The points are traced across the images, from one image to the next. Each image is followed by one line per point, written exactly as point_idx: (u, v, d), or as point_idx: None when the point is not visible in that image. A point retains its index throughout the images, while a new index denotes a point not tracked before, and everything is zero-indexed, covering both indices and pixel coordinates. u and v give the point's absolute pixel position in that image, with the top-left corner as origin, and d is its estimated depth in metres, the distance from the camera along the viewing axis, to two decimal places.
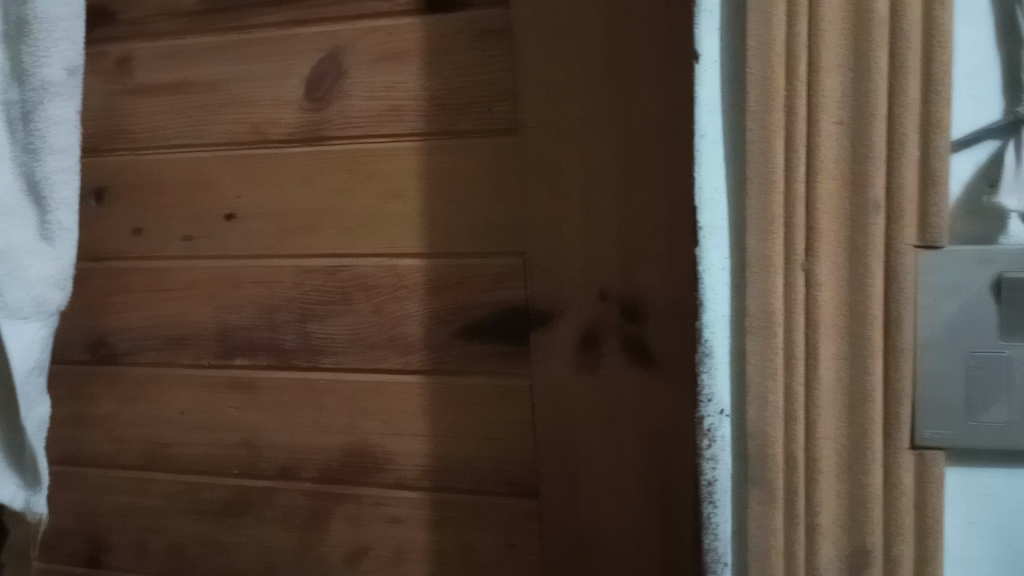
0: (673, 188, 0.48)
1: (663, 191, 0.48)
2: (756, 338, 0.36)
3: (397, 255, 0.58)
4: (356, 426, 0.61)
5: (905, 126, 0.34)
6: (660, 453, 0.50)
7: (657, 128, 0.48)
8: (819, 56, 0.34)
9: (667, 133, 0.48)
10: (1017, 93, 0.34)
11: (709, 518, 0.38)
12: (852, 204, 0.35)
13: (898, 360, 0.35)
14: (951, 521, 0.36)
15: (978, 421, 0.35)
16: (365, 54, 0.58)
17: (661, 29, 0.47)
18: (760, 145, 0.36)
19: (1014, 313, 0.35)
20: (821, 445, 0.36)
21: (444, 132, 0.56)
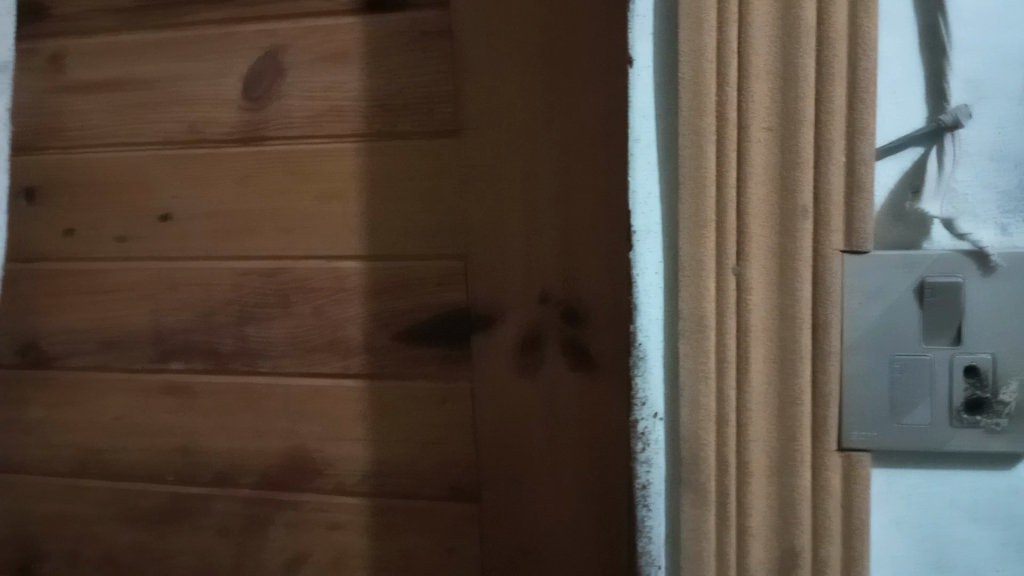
0: (612, 193, 0.48)
1: (602, 195, 0.48)
2: (689, 342, 0.37)
3: (336, 257, 0.58)
4: (295, 431, 0.60)
5: (832, 132, 0.35)
6: (599, 455, 0.50)
7: (598, 133, 0.48)
8: (748, 63, 0.35)
9: (609, 137, 0.48)
10: (940, 101, 0.35)
11: (643, 522, 0.39)
12: (781, 208, 0.35)
13: (825, 363, 0.35)
14: (877, 522, 0.37)
15: (903, 424, 0.36)
16: (305, 53, 0.57)
17: (601, 32, 0.47)
18: (692, 150, 0.36)
19: (936, 318, 0.35)
20: (753, 448, 0.36)
21: (385, 134, 0.55)
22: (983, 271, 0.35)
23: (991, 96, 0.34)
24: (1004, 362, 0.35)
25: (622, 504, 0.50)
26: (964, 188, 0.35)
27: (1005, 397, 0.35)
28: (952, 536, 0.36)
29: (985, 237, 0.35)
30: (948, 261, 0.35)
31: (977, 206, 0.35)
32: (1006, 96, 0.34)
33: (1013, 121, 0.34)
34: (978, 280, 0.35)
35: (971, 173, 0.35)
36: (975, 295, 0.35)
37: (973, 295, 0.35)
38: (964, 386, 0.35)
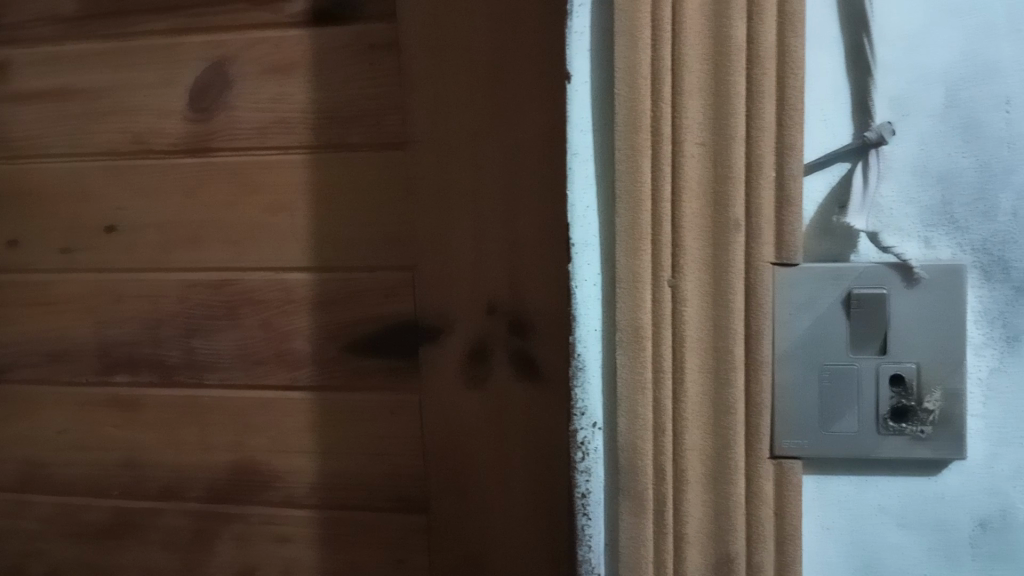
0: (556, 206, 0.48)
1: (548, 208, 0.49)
2: (626, 352, 0.37)
3: (283, 269, 0.58)
4: (243, 443, 0.59)
5: (762, 148, 0.36)
6: (545, 466, 0.50)
7: (540, 148, 0.48)
8: (682, 79, 0.36)
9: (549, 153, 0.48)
10: (865, 118, 0.36)
11: (583, 530, 0.39)
12: (715, 222, 0.36)
13: (757, 373, 0.36)
14: (808, 527, 0.37)
15: (834, 432, 0.37)
16: (253, 64, 0.57)
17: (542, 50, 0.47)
18: (627, 164, 0.37)
19: (863, 329, 0.36)
20: (689, 456, 0.37)
21: (334, 145, 0.56)
22: (907, 283, 0.36)
23: (914, 113, 0.35)
24: (929, 371, 0.36)
25: (566, 514, 0.50)
26: (889, 203, 0.36)
27: (930, 405, 0.36)
28: (881, 542, 0.37)
29: (909, 250, 0.36)
30: (874, 274, 0.36)
31: (902, 220, 0.36)
32: (928, 114, 0.35)
33: (935, 138, 0.35)
34: (902, 292, 0.36)
35: (896, 188, 0.36)
36: (900, 305, 0.36)
37: (896, 306, 0.36)
38: (891, 394, 0.36)
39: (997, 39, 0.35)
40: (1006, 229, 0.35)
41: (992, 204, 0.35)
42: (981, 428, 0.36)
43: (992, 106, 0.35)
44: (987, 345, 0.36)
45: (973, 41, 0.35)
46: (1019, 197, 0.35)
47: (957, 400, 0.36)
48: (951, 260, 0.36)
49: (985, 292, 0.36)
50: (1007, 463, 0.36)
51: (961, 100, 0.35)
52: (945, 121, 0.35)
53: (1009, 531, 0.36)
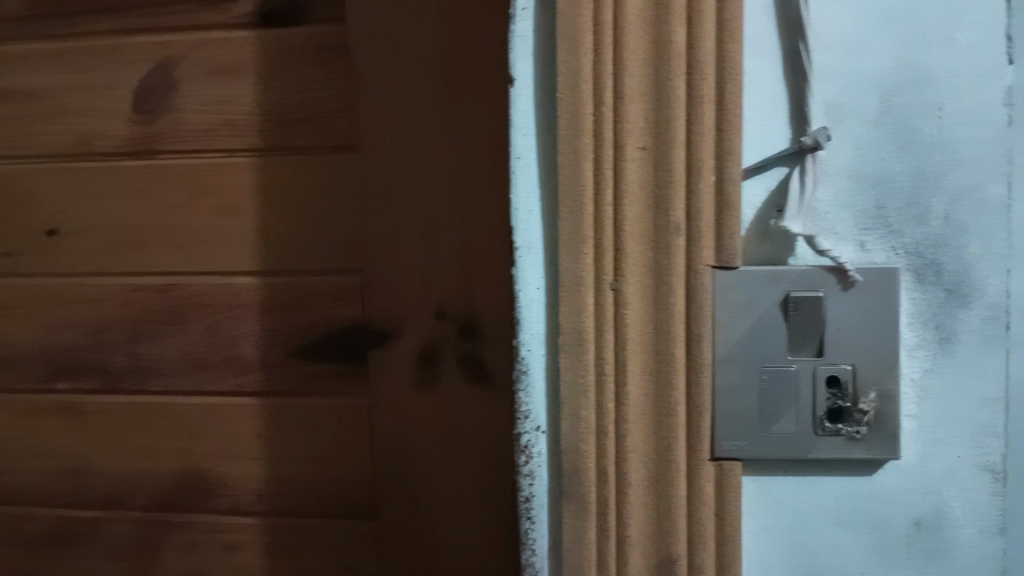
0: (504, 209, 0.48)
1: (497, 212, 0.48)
2: (569, 356, 0.37)
3: (230, 273, 0.57)
4: (189, 450, 0.59)
5: (702, 152, 0.36)
6: (495, 471, 0.49)
7: (489, 152, 0.48)
8: (623, 84, 0.36)
9: (496, 158, 0.48)
10: (802, 124, 0.36)
11: (527, 534, 0.39)
12: (656, 226, 0.36)
13: (698, 375, 0.37)
14: (747, 527, 0.38)
15: (772, 433, 0.37)
16: (199, 66, 0.56)
17: (491, 57, 0.47)
18: (570, 168, 0.37)
19: (800, 331, 0.37)
20: (631, 459, 0.37)
21: (282, 148, 0.55)
22: (843, 286, 0.36)
23: (849, 119, 0.36)
24: (864, 373, 0.36)
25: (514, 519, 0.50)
26: (825, 207, 0.37)
27: (865, 405, 0.36)
28: (819, 541, 0.37)
29: (844, 254, 0.37)
30: (811, 277, 0.36)
31: (837, 225, 0.37)
32: (863, 120, 0.36)
33: (869, 143, 0.36)
34: (839, 294, 0.36)
35: (831, 193, 0.36)
36: (836, 307, 0.36)
37: (833, 309, 0.36)
38: (827, 395, 0.37)
39: (928, 46, 0.36)
40: (938, 233, 0.36)
41: (925, 208, 0.36)
42: (914, 428, 0.36)
43: (924, 113, 0.36)
44: (920, 346, 0.36)
45: (905, 48, 0.36)
46: (951, 201, 0.36)
47: (891, 401, 0.36)
48: (885, 263, 0.36)
49: (918, 294, 0.36)
50: (940, 463, 0.36)
51: (894, 107, 0.36)
52: (878, 127, 0.36)
53: (942, 529, 0.36)
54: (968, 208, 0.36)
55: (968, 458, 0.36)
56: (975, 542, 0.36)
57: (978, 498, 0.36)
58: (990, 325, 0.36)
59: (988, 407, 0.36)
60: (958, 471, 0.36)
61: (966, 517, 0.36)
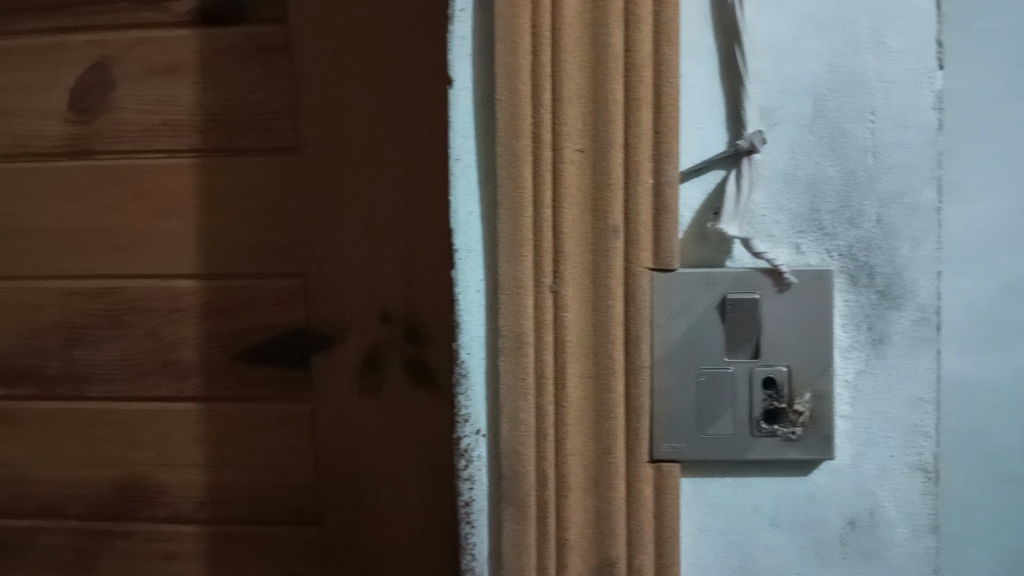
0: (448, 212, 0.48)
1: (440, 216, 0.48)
2: (508, 359, 0.37)
3: (169, 276, 0.56)
4: (127, 458, 0.57)
5: (639, 155, 0.36)
6: (440, 476, 0.49)
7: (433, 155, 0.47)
8: (561, 86, 0.36)
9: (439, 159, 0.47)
10: (739, 128, 0.37)
11: (467, 538, 0.39)
12: (594, 227, 0.36)
13: (637, 377, 0.37)
14: (685, 529, 0.38)
15: (709, 435, 0.37)
16: (138, 66, 0.55)
17: (434, 57, 0.47)
18: (508, 170, 0.37)
19: (736, 333, 0.37)
20: (570, 462, 0.37)
21: (223, 150, 0.54)
22: (778, 288, 0.37)
23: (783, 123, 0.36)
24: (799, 375, 0.37)
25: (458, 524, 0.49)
26: (760, 210, 0.37)
27: (800, 406, 0.37)
28: (755, 541, 0.37)
29: (780, 256, 0.37)
30: (747, 279, 0.37)
31: (772, 227, 0.37)
32: (797, 123, 0.36)
33: (803, 147, 0.36)
34: (774, 296, 0.37)
35: (767, 196, 0.37)
36: (771, 309, 0.37)
37: (768, 311, 0.37)
38: (763, 397, 0.37)
39: (861, 51, 0.36)
40: (870, 235, 0.36)
41: (857, 211, 0.36)
42: (849, 428, 0.37)
43: (857, 118, 0.36)
44: (853, 347, 0.37)
45: (838, 53, 0.36)
46: (883, 204, 0.36)
47: (825, 402, 0.36)
48: (819, 265, 0.37)
49: (852, 296, 0.37)
50: (873, 463, 0.37)
51: (828, 111, 0.36)
52: (812, 131, 0.36)
53: (875, 529, 0.37)
54: (900, 211, 0.36)
55: (900, 458, 0.36)
56: (907, 541, 0.37)
57: (910, 498, 0.37)
58: (920, 326, 0.36)
59: (919, 408, 0.36)
60: (891, 471, 0.37)
61: (899, 516, 0.37)
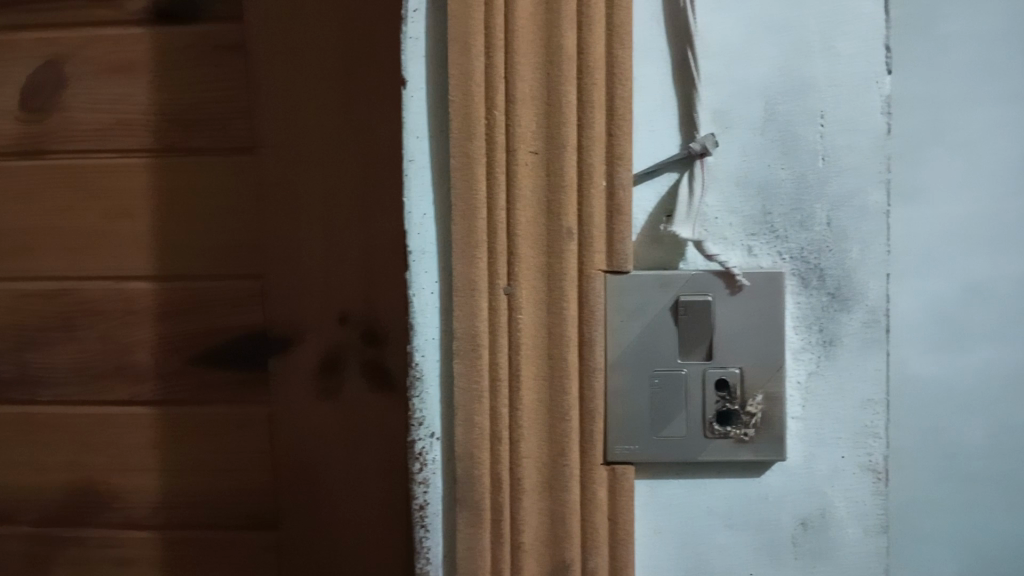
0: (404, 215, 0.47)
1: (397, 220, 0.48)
2: (463, 361, 0.37)
3: (123, 278, 0.55)
4: (80, 462, 0.56)
5: (592, 157, 0.36)
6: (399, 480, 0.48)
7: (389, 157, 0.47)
8: (515, 88, 0.36)
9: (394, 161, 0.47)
10: (692, 131, 0.37)
11: (421, 542, 0.38)
12: (548, 229, 0.36)
13: (590, 380, 0.37)
14: (640, 531, 0.38)
15: (663, 436, 0.37)
16: (90, 64, 0.54)
17: (390, 57, 0.46)
18: (462, 172, 0.37)
19: (689, 334, 0.37)
20: (524, 465, 0.37)
21: (179, 150, 0.54)
22: (730, 290, 0.37)
23: (736, 126, 0.37)
24: (751, 376, 0.37)
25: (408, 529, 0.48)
26: (713, 212, 0.37)
27: (752, 408, 0.37)
28: (708, 543, 0.38)
29: (732, 258, 0.37)
30: (699, 281, 0.37)
31: (725, 230, 0.37)
32: (749, 127, 0.37)
33: (755, 151, 0.37)
34: (726, 298, 0.37)
35: (719, 198, 0.37)
36: (723, 312, 0.37)
37: (720, 313, 0.37)
38: (716, 398, 0.37)
39: (811, 55, 0.36)
40: (821, 238, 0.37)
41: (808, 214, 0.37)
42: (800, 429, 0.37)
43: (808, 121, 0.36)
44: (805, 349, 0.37)
45: (790, 57, 0.36)
46: (833, 207, 0.37)
47: (776, 403, 0.37)
48: (771, 268, 0.37)
49: (803, 298, 0.37)
50: (824, 463, 0.37)
51: (779, 115, 0.37)
52: (764, 134, 0.37)
53: (826, 529, 0.37)
54: (850, 214, 0.36)
55: (851, 458, 0.37)
56: (858, 541, 0.37)
57: (861, 497, 0.37)
58: (870, 328, 0.37)
59: (869, 408, 0.37)
60: (842, 471, 0.37)
61: (850, 516, 0.37)
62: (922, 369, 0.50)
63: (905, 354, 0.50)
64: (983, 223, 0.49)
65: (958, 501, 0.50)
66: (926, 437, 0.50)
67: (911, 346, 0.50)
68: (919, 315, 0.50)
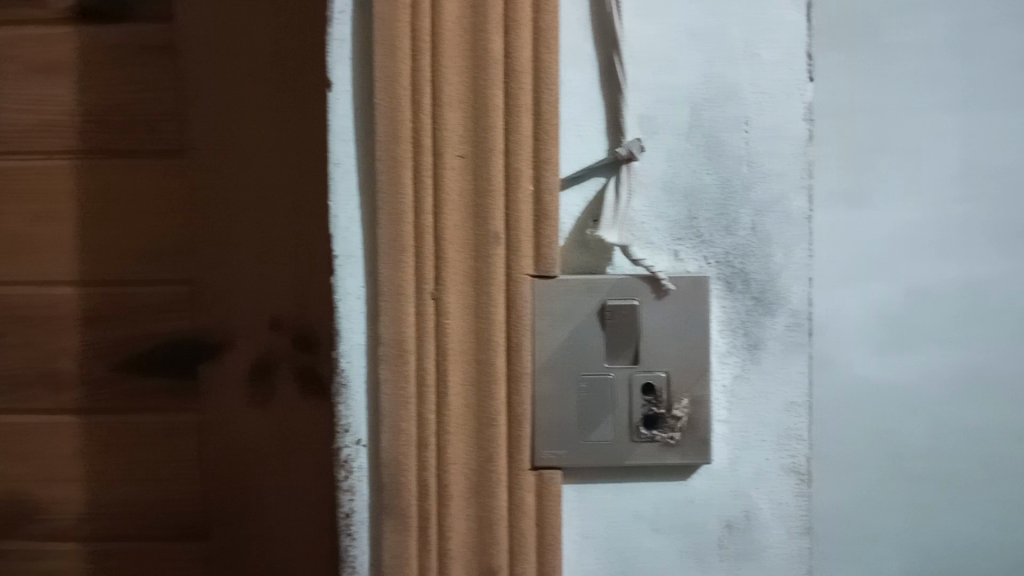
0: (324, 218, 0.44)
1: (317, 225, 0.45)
2: (390, 367, 0.36)
3: (49, 283, 0.54)
4: (3, 473, 0.55)
5: (519, 161, 0.36)
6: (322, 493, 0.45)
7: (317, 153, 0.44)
8: (441, 91, 0.36)
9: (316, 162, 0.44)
10: (618, 136, 0.37)
11: (348, 551, 0.38)
12: (475, 234, 0.36)
13: (519, 385, 0.36)
14: (568, 536, 0.38)
15: (590, 440, 0.37)
16: (15, 63, 0.53)
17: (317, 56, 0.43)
18: (388, 174, 0.36)
19: (616, 338, 0.37)
20: (452, 470, 0.36)
21: (105, 151, 0.53)
22: (656, 294, 0.37)
23: (662, 132, 0.37)
24: (678, 380, 0.37)
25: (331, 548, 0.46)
26: (640, 217, 0.37)
27: (678, 411, 0.37)
28: (636, 546, 0.38)
29: (659, 263, 0.37)
30: (625, 285, 0.37)
31: (652, 234, 0.37)
32: (675, 132, 0.37)
33: (680, 156, 0.37)
34: (652, 303, 0.37)
35: (646, 203, 0.37)
36: (648, 316, 0.37)
37: (647, 317, 0.37)
38: (642, 402, 0.37)
39: (735, 62, 0.37)
40: (745, 243, 0.37)
41: (733, 218, 0.37)
42: (725, 432, 0.37)
43: (732, 127, 0.37)
44: (730, 353, 0.37)
45: (714, 64, 0.37)
46: (757, 212, 0.37)
47: (702, 407, 0.37)
48: (696, 272, 0.37)
49: (728, 302, 0.37)
50: (749, 466, 0.37)
51: (704, 121, 0.37)
52: (690, 139, 0.37)
53: (751, 531, 0.37)
54: (773, 219, 0.37)
55: (775, 461, 0.37)
56: (781, 542, 0.37)
57: (784, 500, 0.37)
58: (792, 331, 0.37)
59: (793, 411, 0.37)
60: (766, 473, 0.37)
61: (774, 518, 0.37)
62: (862, 369, 0.53)
63: (848, 356, 0.53)
64: (920, 227, 0.53)
65: (877, 492, 0.53)
66: (849, 431, 0.53)
67: (854, 348, 0.53)
68: (848, 317, 0.53)
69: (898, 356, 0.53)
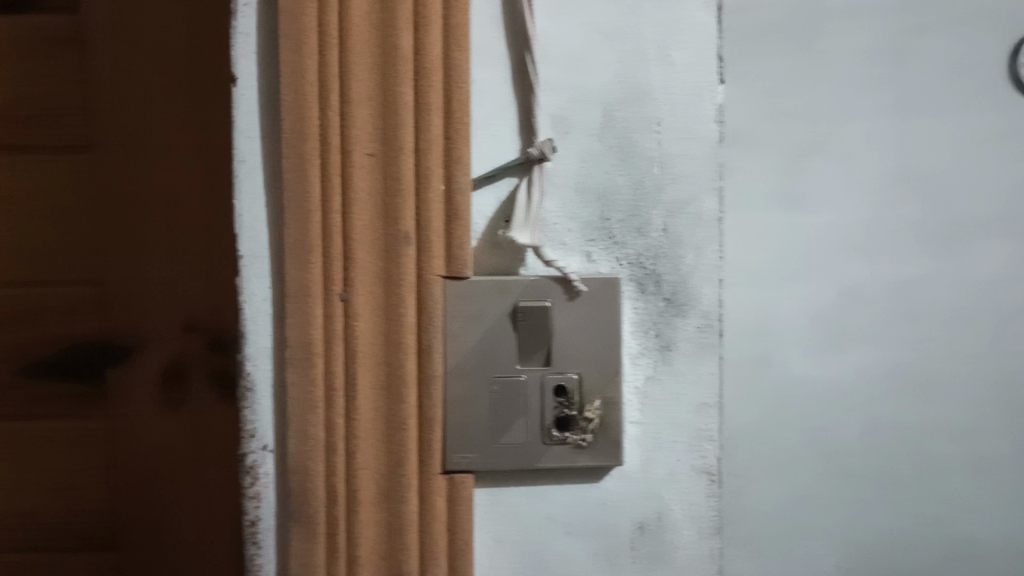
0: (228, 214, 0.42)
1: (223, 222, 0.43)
2: (297, 370, 0.35)
3: None
4: None
5: (429, 161, 0.35)
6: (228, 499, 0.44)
7: (219, 153, 0.43)
8: (349, 88, 0.35)
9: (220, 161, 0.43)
10: (531, 136, 0.37)
11: (253, 560, 0.37)
12: (384, 234, 0.35)
13: (429, 387, 0.36)
14: (480, 540, 0.37)
15: (503, 443, 0.37)
16: None
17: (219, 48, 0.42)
18: (294, 173, 0.35)
19: (528, 340, 0.37)
20: (361, 476, 0.35)
21: (12, 147, 0.51)
22: (568, 294, 0.37)
23: (574, 132, 0.37)
24: (589, 381, 0.37)
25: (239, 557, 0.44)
26: (551, 218, 0.37)
27: (589, 413, 0.37)
28: (549, 549, 0.37)
29: (571, 264, 0.37)
30: (538, 287, 0.37)
31: (564, 235, 0.37)
32: (587, 133, 0.37)
33: (593, 157, 0.37)
34: (564, 304, 0.37)
35: (558, 204, 0.37)
36: (560, 317, 0.37)
37: (559, 318, 0.37)
38: (554, 404, 0.37)
39: (646, 63, 0.37)
40: (657, 244, 0.37)
41: (645, 220, 0.37)
42: (637, 434, 0.37)
43: (643, 128, 0.37)
44: (642, 354, 0.38)
45: (626, 65, 0.37)
46: (669, 213, 0.37)
47: (614, 409, 0.37)
48: (609, 273, 0.37)
49: (640, 304, 0.37)
50: (662, 467, 0.37)
51: (616, 121, 0.37)
52: (602, 140, 0.37)
53: (664, 532, 0.37)
54: (684, 221, 0.37)
55: (687, 461, 0.37)
56: (693, 543, 0.38)
57: (696, 500, 0.37)
58: (703, 333, 0.37)
59: (704, 412, 0.37)
60: (678, 474, 0.37)
61: (686, 518, 0.37)
62: (801, 368, 0.58)
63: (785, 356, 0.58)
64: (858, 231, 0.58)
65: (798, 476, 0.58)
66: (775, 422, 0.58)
67: (790, 347, 0.58)
68: (789, 317, 0.58)
69: (836, 356, 0.58)
